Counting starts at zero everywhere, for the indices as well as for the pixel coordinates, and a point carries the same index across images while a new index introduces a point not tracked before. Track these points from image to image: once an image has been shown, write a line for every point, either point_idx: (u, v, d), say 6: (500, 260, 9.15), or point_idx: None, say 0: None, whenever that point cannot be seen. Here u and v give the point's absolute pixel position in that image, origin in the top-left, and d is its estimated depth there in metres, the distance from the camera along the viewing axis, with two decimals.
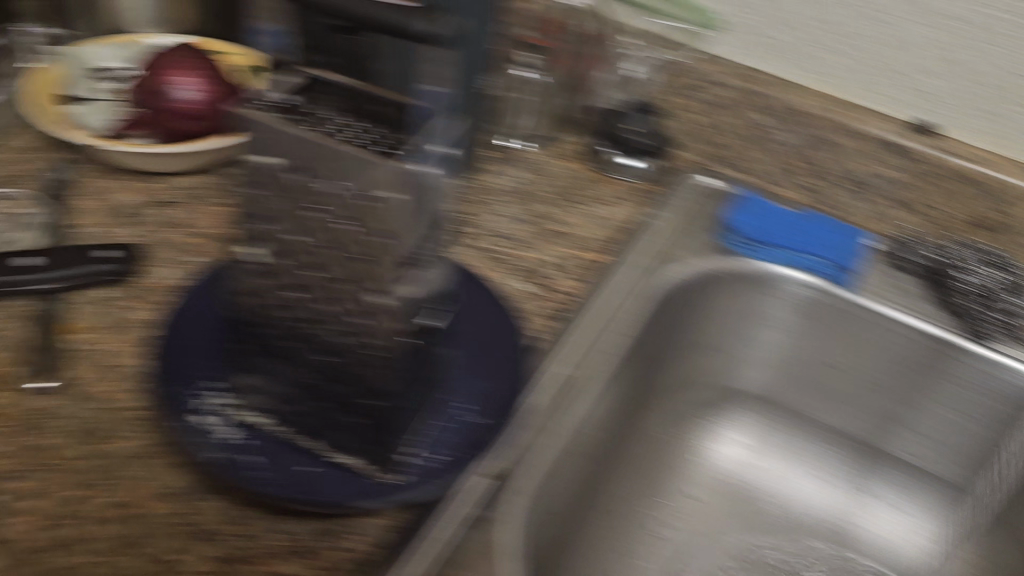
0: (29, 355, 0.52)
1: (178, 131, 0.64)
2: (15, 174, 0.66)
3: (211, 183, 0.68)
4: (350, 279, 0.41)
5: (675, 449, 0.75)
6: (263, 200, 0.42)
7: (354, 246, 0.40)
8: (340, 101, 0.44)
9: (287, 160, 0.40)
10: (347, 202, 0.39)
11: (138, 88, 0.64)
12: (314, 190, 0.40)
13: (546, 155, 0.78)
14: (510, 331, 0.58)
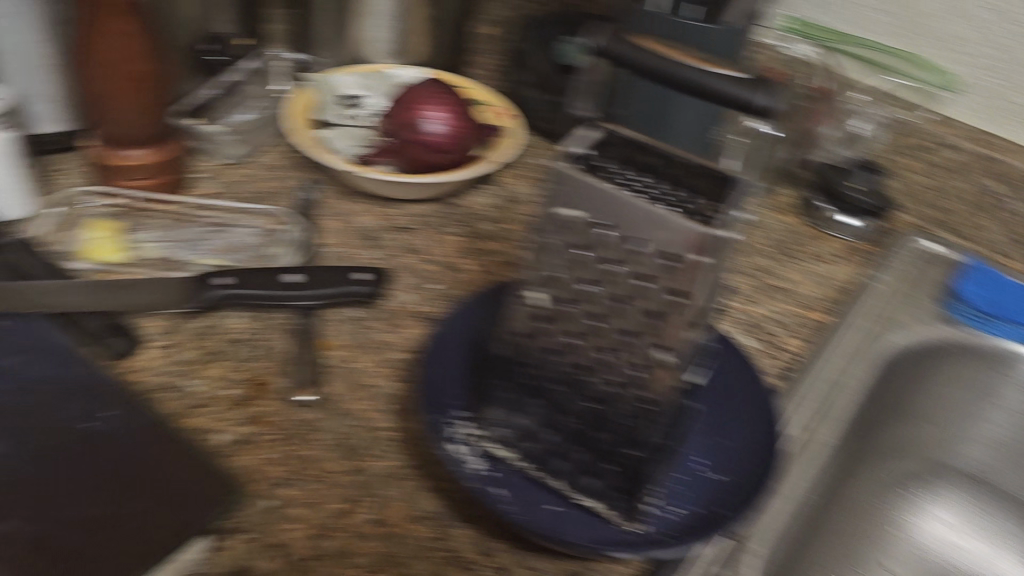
0: (291, 367, 0.55)
1: (421, 162, 0.67)
2: (267, 192, 0.70)
3: (442, 212, 0.71)
4: (641, 332, 0.43)
5: (879, 520, 0.71)
6: (556, 249, 0.44)
7: (651, 303, 0.42)
8: (644, 154, 0.44)
9: (587, 215, 0.42)
10: (650, 261, 0.41)
11: (389, 119, 0.67)
12: (616, 247, 0.42)
13: (762, 206, 0.77)
14: (759, 391, 0.54)
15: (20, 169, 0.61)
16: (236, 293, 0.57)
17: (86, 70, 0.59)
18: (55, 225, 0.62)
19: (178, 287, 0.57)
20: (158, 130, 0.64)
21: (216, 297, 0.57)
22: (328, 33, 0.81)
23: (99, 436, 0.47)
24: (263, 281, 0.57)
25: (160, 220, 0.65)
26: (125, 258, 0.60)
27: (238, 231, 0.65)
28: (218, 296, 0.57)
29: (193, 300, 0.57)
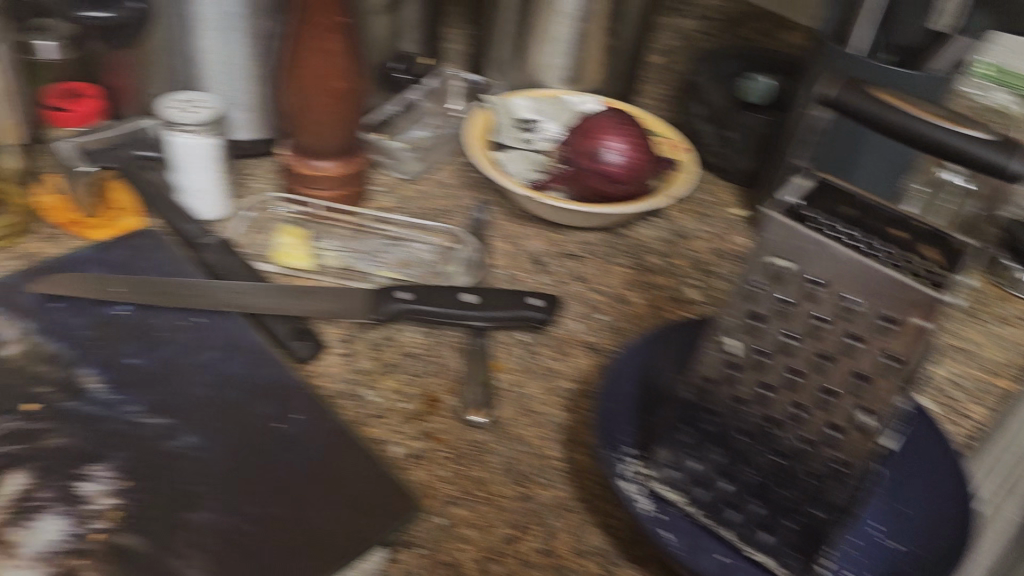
0: (462, 387, 0.56)
1: (596, 191, 0.67)
2: (441, 209, 0.72)
3: (609, 241, 0.71)
4: (846, 393, 0.42)
5: None
6: (757, 294, 0.42)
7: (861, 363, 0.41)
8: (857, 208, 0.43)
9: (796, 265, 0.40)
10: (865, 319, 0.39)
11: (567, 147, 0.68)
12: (828, 301, 0.40)
13: None
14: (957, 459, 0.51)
15: (220, 173, 0.65)
16: (416, 307, 0.57)
17: (290, 85, 0.62)
18: (246, 228, 0.66)
19: (360, 301, 0.58)
20: (347, 143, 0.66)
21: (395, 310, 0.57)
22: (506, 56, 0.82)
23: (287, 437, 0.49)
24: (442, 300, 0.58)
25: (342, 231, 0.67)
26: (312, 267, 0.62)
27: (414, 247, 0.66)
28: (397, 310, 0.57)
29: (374, 314, 0.58)
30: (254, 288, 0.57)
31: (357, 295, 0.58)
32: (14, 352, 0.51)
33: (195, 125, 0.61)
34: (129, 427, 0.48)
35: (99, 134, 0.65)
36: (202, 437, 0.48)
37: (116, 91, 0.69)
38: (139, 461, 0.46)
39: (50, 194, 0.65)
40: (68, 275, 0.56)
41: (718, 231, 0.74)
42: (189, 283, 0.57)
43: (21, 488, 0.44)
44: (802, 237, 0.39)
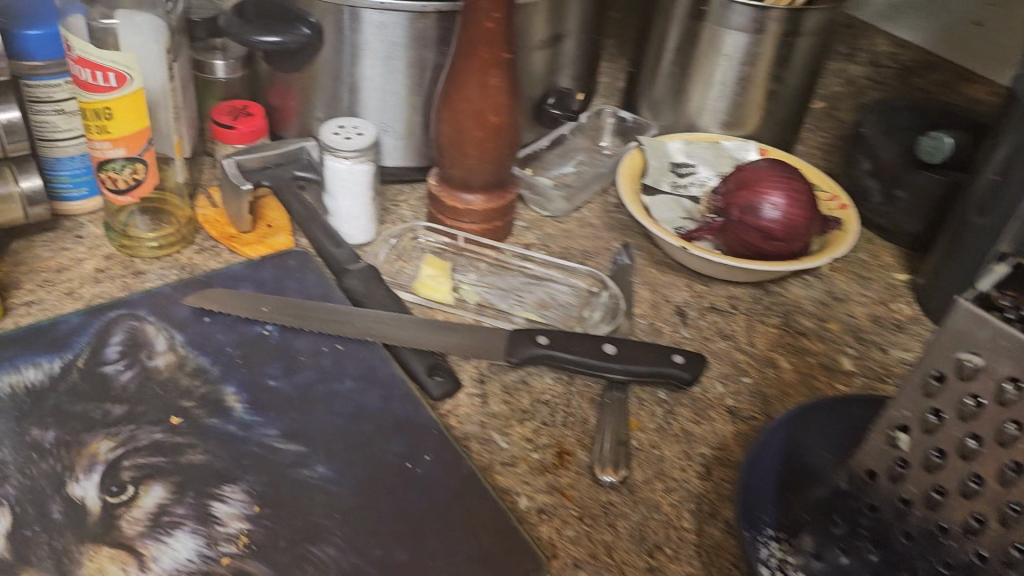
0: (594, 442, 0.54)
1: (748, 246, 0.64)
2: (583, 250, 0.70)
3: (758, 298, 0.67)
4: None
5: None
6: (939, 389, 0.38)
7: None
8: None
9: (984, 360, 0.36)
10: None
11: (721, 196, 0.65)
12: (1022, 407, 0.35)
13: None
14: None
15: (369, 199, 0.65)
16: (551, 354, 0.56)
17: (443, 118, 0.63)
18: (390, 255, 0.66)
19: (500, 343, 0.57)
20: (496, 177, 0.65)
21: (530, 355, 0.56)
22: (662, 95, 0.80)
23: (416, 479, 0.48)
24: (580, 349, 0.56)
25: (484, 266, 0.66)
26: (450, 300, 0.61)
27: (555, 288, 0.65)
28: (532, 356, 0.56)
29: (510, 357, 0.56)
30: (394, 321, 0.56)
31: (498, 336, 0.57)
32: (164, 364, 0.53)
33: (348, 151, 0.62)
34: (265, 451, 0.48)
35: (258, 152, 0.67)
36: (333, 469, 0.48)
37: (279, 112, 0.71)
38: (272, 487, 0.47)
39: (209, 207, 0.67)
40: (221, 291, 0.57)
41: (877, 297, 0.69)
42: (333, 309, 0.57)
43: (159, 501, 0.45)
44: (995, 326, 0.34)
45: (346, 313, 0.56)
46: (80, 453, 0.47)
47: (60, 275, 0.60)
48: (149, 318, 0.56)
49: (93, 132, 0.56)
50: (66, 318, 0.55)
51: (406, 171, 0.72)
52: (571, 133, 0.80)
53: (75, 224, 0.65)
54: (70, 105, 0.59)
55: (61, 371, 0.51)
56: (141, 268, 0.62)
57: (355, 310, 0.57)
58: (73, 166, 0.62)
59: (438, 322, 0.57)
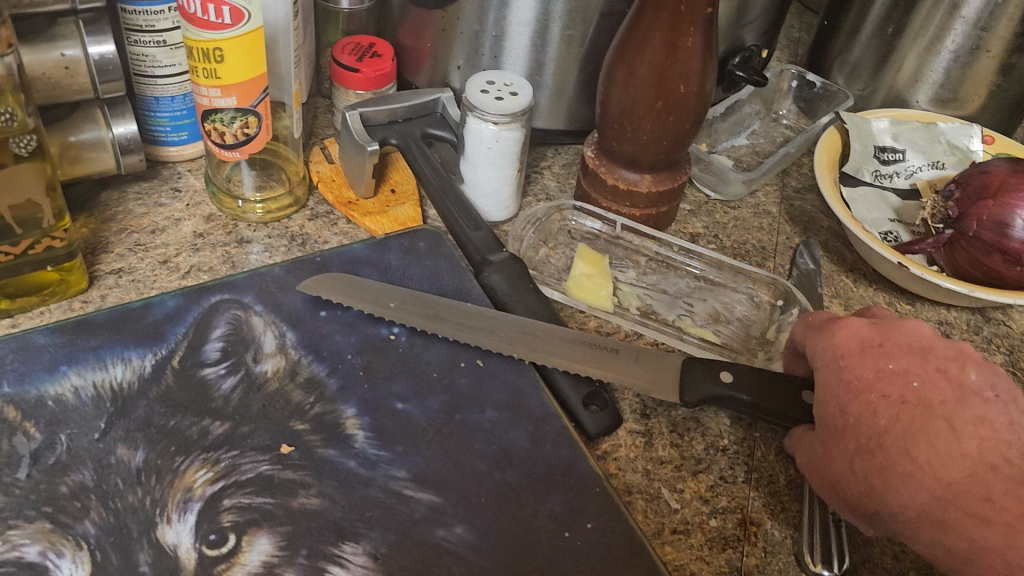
0: (785, 511, 0.44)
1: (983, 269, 0.51)
2: (760, 245, 0.58)
3: (977, 326, 0.56)
4: None
5: None
6: None
7: None
8: None
9: None
10: None
11: (954, 202, 0.53)
12: None
13: None
14: None
15: (513, 171, 0.54)
16: (735, 399, 0.44)
17: (612, 79, 0.51)
18: (535, 239, 0.55)
19: (672, 375, 0.45)
20: (670, 157, 0.53)
21: (709, 396, 0.44)
22: (861, 58, 0.66)
23: (575, 553, 0.39)
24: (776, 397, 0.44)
25: (645, 261, 0.56)
26: (609, 307, 0.51)
27: (730, 297, 0.54)
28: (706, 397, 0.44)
29: (683, 399, 0.44)
30: (546, 338, 0.46)
31: (671, 366, 0.45)
32: (273, 370, 0.44)
33: (497, 115, 0.50)
34: (393, 500, 0.39)
35: (386, 103, 0.56)
36: (476, 531, 0.39)
37: (410, 52, 0.59)
38: (401, 552, 0.38)
39: (324, 163, 0.57)
40: (344, 276, 0.48)
41: None
42: (477, 313, 0.47)
43: (266, 560, 0.37)
44: None
45: (489, 322, 0.46)
46: (172, 484, 0.39)
47: (154, 237, 0.51)
48: (256, 307, 0.46)
49: (201, 75, 0.46)
50: (161, 300, 0.46)
51: (556, 134, 0.61)
52: (748, 96, 0.67)
53: (172, 173, 0.56)
54: (172, 36, 0.49)
55: (153, 371, 0.43)
56: (245, 236, 0.52)
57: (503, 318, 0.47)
58: (173, 107, 0.52)
59: (596, 342, 0.46)
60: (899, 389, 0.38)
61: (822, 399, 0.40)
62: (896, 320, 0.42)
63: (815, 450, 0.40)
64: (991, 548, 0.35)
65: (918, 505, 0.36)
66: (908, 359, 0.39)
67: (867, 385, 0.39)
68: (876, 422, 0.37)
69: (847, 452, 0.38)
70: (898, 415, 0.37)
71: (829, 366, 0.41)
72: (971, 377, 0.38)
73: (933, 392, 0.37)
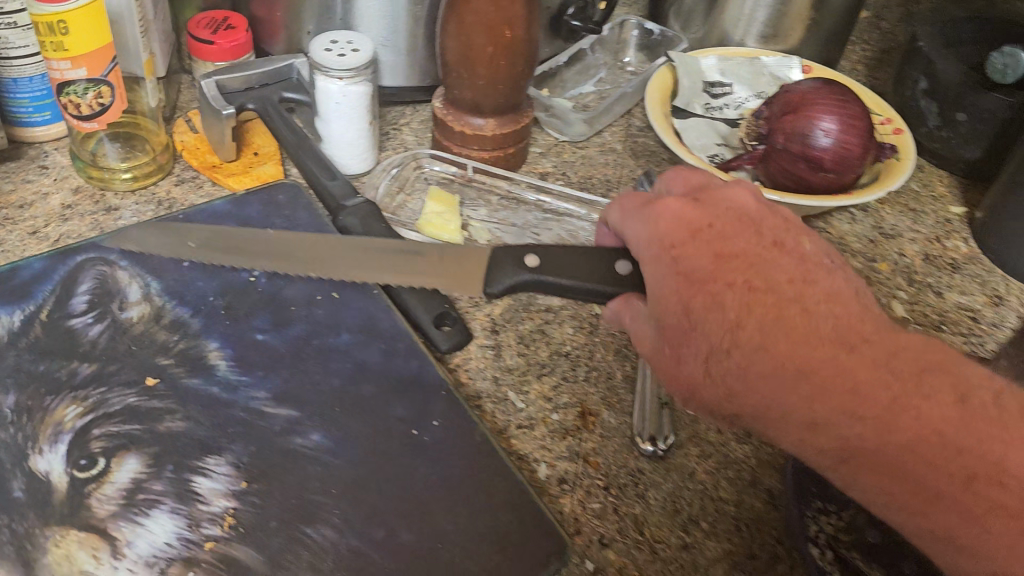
0: (621, 402, 0.49)
1: (794, 178, 0.57)
2: (604, 179, 0.63)
3: None
4: None
5: None
6: None
7: None
8: None
9: None
10: None
11: (764, 120, 0.58)
12: None
13: None
14: None
15: (366, 124, 0.58)
16: (542, 280, 0.43)
17: (448, 30, 0.54)
18: (390, 187, 0.59)
19: (476, 267, 0.44)
20: (509, 101, 0.57)
21: (513, 283, 0.43)
22: (693, 5, 0.71)
23: (424, 447, 0.43)
24: (588, 272, 0.43)
25: (496, 200, 0.60)
26: (459, 241, 0.56)
27: (574, 225, 0.59)
28: (513, 284, 0.43)
29: (488, 289, 0.43)
30: (329, 252, 0.45)
31: (472, 258, 0.44)
32: (138, 316, 0.47)
33: (341, 70, 0.54)
34: (254, 417, 0.43)
35: (240, 70, 0.59)
36: (331, 436, 0.43)
37: (264, 24, 0.63)
38: (262, 459, 0.41)
39: (188, 132, 0.60)
40: (159, 227, 0.49)
41: (930, 233, 0.64)
42: (273, 242, 0.47)
43: (134, 476, 0.40)
44: None
45: (281, 247, 0.46)
46: (43, 420, 0.42)
47: (22, 212, 0.54)
48: (121, 262, 0.49)
49: (48, 49, 0.48)
50: (28, 263, 0.49)
51: (409, 91, 0.65)
52: (592, 46, 0.72)
53: (39, 152, 0.58)
54: (22, 17, 0.51)
55: (22, 326, 0.45)
56: (113, 204, 0.55)
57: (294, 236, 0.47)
58: (31, 87, 0.55)
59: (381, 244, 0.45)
60: (742, 274, 0.34)
61: (656, 297, 0.36)
62: (713, 189, 0.39)
63: (658, 351, 0.36)
64: (864, 446, 0.30)
65: (782, 404, 0.31)
66: (743, 239, 0.36)
67: (709, 277, 0.35)
68: (725, 319, 0.33)
69: (697, 354, 0.34)
70: (750, 307, 0.33)
71: (655, 260, 0.36)
72: (805, 248, 0.36)
73: (777, 273, 0.34)
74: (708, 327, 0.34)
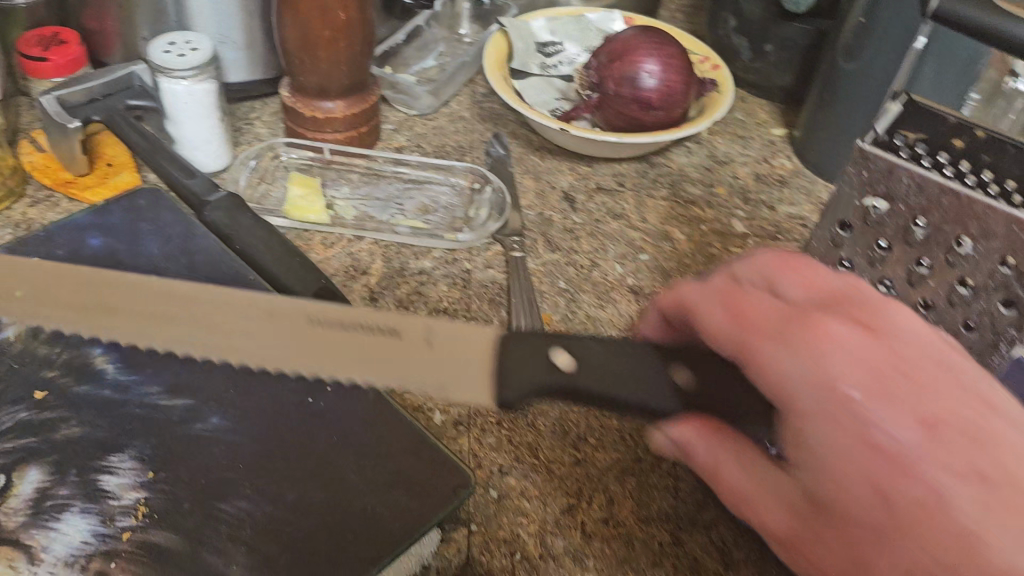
0: None
1: (628, 119, 0.62)
2: (457, 145, 0.66)
3: (645, 172, 0.66)
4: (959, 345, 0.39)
5: None
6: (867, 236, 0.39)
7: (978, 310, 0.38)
8: None
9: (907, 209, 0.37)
10: (999, 270, 0.35)
11: (592, 71, 0.63)
12: (956, 251, 0.36)
13: None
14: None
15: (217, 119, 0.59)
16: (567, 385, 0.40)
17: (283, 19, 0.56)
18: (252, 179, 0.61)
19: (484, 379, 0.42)
20: (354, 80, 0.60)
21: (531, 387, 0.41)
22: None
23: (321, 413, 0.45)
24: (632, 384, 0.39)
25: (356, 177, 0.62)
26: (325, 219, 0.58)
27: (435, 190, 0.61)
28: (531, 381, 0.40)
29: (500, 398, 0.41)
30: (286, 330, 0.45)
31: (477, 367, 0.42)
32: (16, 336, 0.47)
33: (185, 70, 0.55)
34: (150, 411, 0.44)
35: (80, 83, 0.57)
36: (229, 418, 0.45)
37: (99, 35, 0.63)
38: (164, 448, 0.43)
39: (35, 152, 0.60)
40: (107, 278, 0.47)
41: (758, 155, 0.69)
42: (217, 312, 0.45)
43: (38, 486, 0.41)
44: (931, 196, 0.36)
45: (222, 324, 0.45)
46: None
47: None
48: None
49: None
50: None
51: (253, 85, 0.66)
52: (428, 23, 0.75)
53: None
54: None
55: None
56: None
57: (253, 301, 0.45)
58: None
59: (370, 325, 0.44)
60: (969, 456, 0.28)
61: (832, 473, 0.29)
62: (862, 298, 0.33)
63: (821, 535, 0.30)
64: None
65: None
66: (944, 396, 0.29)
67: (920, 457, 0.28)
68: (955, 526, 0.27)
69: (897, 562, 0.28)
70: (988, 509, 0.27)
71: (825, 420, 0.29)
72: (1008, 401, 0.30)
73: (1004, 452, 0.28)
74: (928, 528, 0.27)
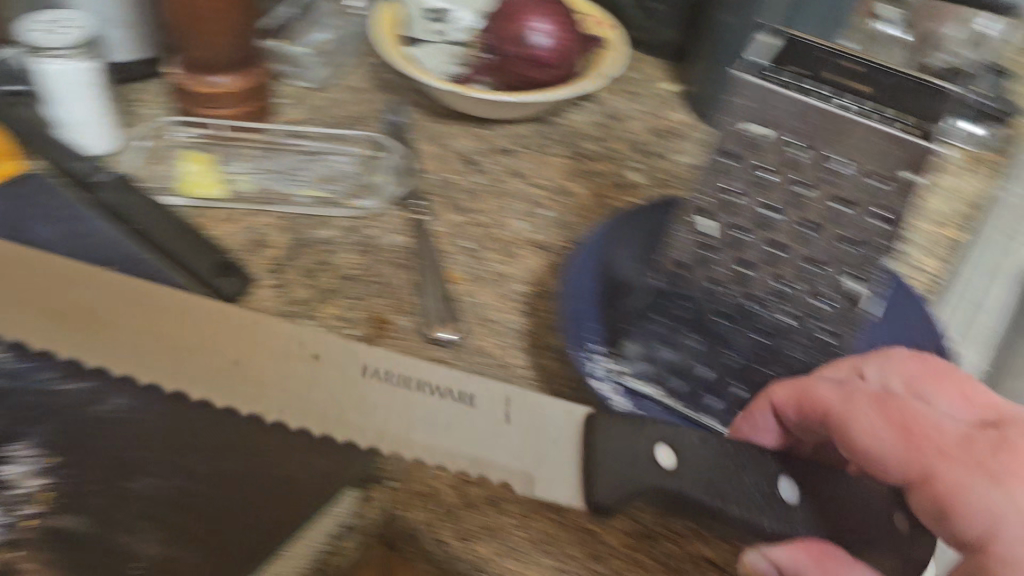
0: (411, 306, 0.51)
1: (523, 79, 0.63)
2: (354, 116, 0.66)
3: (543, 133, 0.67)
4: (835, 264, 0.39)
5: None
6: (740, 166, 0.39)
7: (849, 228, 0.38)
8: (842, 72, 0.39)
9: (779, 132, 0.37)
10: (866, 184, 0.36)
11: (485, 34, 0.63)
12: (827, 169, 0.37)
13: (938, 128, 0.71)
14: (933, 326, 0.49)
15: (105, 100, 0.58)
16: (665, 486, 0.36)
17: None
18: (142, 159, 0.59)
19: (558, 469, 0.38)
20: (242, 54, 0.60)
21: (629, 490, 0.36)
22: None
23: None
24: (729, 483, 0.36)
25: (253, 151, 0.61)
26: (220, 195, 0.57)
27: (333, 160, 0.61)
28: (640, 482, 0.36)
29: (591, 499, 0.36)
30: (306, 376, 0.42)
31: (555, 456, 0.38)
32: None
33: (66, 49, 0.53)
34: (48, 397, 0.43)
35: None
36: (132, 397, 0.43)
37: None
38: (66, 433, 0.42)
39: None
40: (128, 293, 0.45)
41: (652, 110, 0.70)
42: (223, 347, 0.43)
43: None
44: (802, 113, 0.36)
45: (244, 367, 0.42)
46: None
47: None
48: None
49: None
50: None
51: (136, 65, 0.64)
52: None
53: None
54: None
55: None
56: None
57: (295, 345, 0.43)
58: None
59: (427, 386, 0.41)
60: None
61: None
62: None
63: None
64: None
65: None
66: None
67: None
68: None
69: None
70: None
71: (1008, 520, 0.29)
72: None
73: None
74: None
